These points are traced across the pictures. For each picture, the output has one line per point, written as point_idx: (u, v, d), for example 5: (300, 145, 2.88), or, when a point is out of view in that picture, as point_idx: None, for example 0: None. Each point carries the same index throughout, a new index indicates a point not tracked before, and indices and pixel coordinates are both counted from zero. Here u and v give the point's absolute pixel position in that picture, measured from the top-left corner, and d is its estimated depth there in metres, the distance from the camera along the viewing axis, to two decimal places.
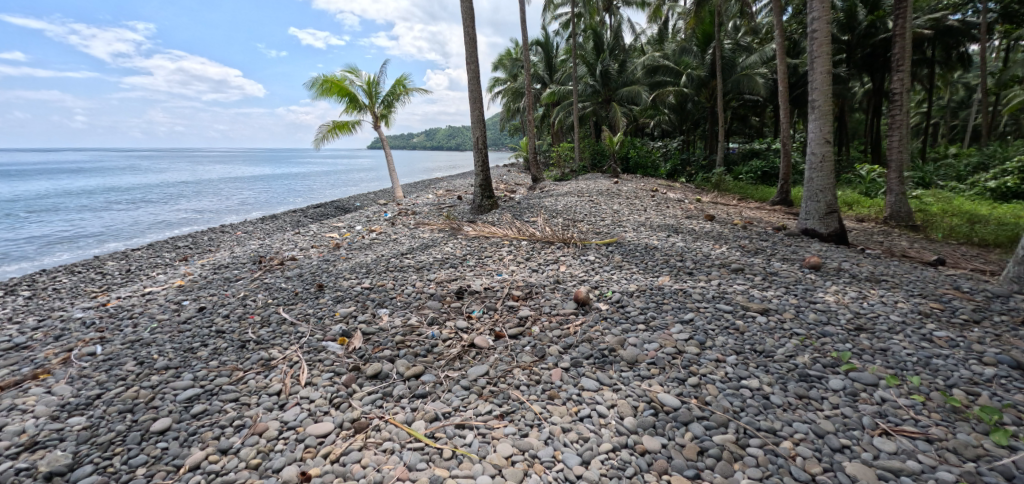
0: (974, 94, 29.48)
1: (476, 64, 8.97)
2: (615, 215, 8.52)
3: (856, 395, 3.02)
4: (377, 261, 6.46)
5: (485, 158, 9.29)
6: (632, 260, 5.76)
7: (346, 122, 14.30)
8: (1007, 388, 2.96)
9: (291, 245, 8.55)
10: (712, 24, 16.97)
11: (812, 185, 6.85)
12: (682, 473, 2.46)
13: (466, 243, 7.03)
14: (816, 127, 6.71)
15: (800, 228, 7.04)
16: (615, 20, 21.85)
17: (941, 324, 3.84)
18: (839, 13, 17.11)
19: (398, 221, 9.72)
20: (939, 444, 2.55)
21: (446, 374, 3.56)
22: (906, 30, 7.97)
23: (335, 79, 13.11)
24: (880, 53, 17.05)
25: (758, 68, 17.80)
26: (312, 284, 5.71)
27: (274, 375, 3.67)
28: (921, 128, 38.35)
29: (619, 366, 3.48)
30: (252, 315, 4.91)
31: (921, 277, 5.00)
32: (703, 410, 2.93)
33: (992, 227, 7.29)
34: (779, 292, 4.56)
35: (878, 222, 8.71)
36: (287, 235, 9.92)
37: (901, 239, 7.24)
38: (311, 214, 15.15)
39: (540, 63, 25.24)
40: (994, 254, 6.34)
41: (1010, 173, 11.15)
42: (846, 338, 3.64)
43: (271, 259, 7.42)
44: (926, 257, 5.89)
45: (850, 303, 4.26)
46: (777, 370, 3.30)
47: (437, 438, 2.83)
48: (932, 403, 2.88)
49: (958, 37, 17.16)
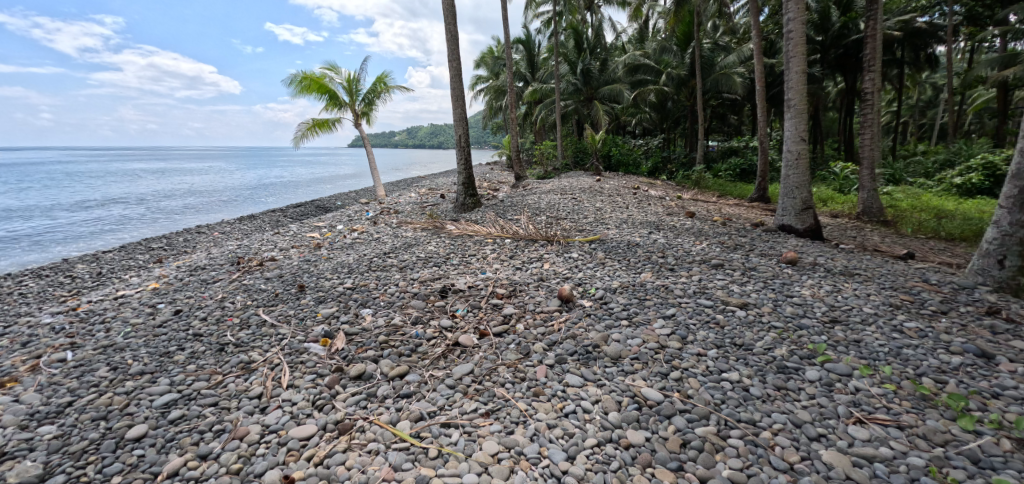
0: (938, 94, 30.79)
1: (457, 61, 8.89)
2: (598, 213, 8.58)
3: (831, 385, 3.11)
4: (360, 261, 6.39)
5: (468, 156, 9.24)
6: (615, 257, 5.79)
7: (326, 120, 14.07)
8: (972, 376, 3.11)
9: (271, 245, 8.40)
10: (690, 24, 16.99)
11: (788, 182, 6.99)
12: (665, 465, 2.51)
13: (449, 241, 6.98)
14: (792, 125, 6.87)
15: (778, 224, 7.20)
16: (597, 18, 21.97)
17: (911, 315, 3.99)
18: (813, 14, 17.54)
19: (380, 220, 9.61)
20: (910, 431, 2.66)
21: (431, 374, 3.54)
22: (877, 32, 8.18)
23: (313, 77, 12.81)
24: (852, 54, 17.59)
25: (736, 68, 18.06)
26: (292, 285, 5.61)
27: (254, 378, 3.60)
28: (893, 127, 39.58)
29: (603, 362, 3.51)
30: (231, 318, 4.79)
31: (892, 270, 5.18)
32: (685, 404, 2.98)
33: (958, 222, 7.60)
34: (758, 287, 4.65)
35: (851, 218, 8.96)
36: (266, 235, 9.75)
37: (873, 234, 7.47)
38: (291, 214, 14.92)
39: (522, 61, 25.09)
40: (960, 248, 6.58)
41: (973, 170, 11.56)
42: (821, 331, 3.74)
43: (250, 260, 7.26)
44: (897, 251, 6.07)
45: (825, 297, 4.37)
46: (756, 363, 3.37)
47: (423, 438, 2.82)
48: (903, 392, 2.99)
49: (925, 39, 17.75)
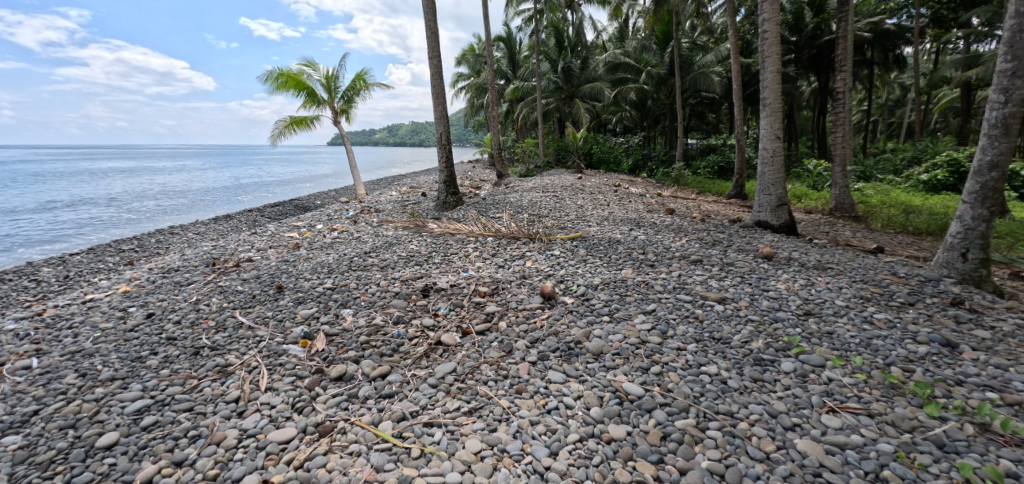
0: (906, 94, 31.92)
1: (438, 58, 8.83)
2: (579, 210, 8.64)
3: (805, 376, 3.20)
4: (340, 260, 6.30)
5: (449, 154, 9.20)
6: (597, 253, 5.85)
7: (305, 118, 13.81)
8: (937, 364, 3.25)
9: (248, 246, 8.21)
10: (669, 23, 17.21)
11: (764, 179, 7.15)
12: (646, 459, 2.55)
13: (431, 240, 6.94)
14: (768, 124, 7.03)
15: (754, 220, 7.37)
16: (578, 17, 22.07)
17: (880, 307, 4.14)
18: (787, 15, 17.98)
19: (361, 219, 9.50)
20: (880, 418, 2.76)
21: (414, 374, 3.51)
22: (848, 33, 8.42)
23: (289, 73, 12.54)
24: (825, 54, 18.10)
25: (714, 67, 18.39)
26: (270, 286, 5.49)
27: (231, 381, 3.52)
28: (863, 125, 40.89)
29: (585, 358, 3.54)
30: (206, 320, 4.66)
31: (863, 264, 5.36)
32: (665, 397, 3.03)
33: (925, 217, 7.90)
34: (735, 282, 4.76)
35: (824, 213, 9.22)
36: (242, 236, 9.51)
37: (845, 230, 7.71)
38: (269, 213, 14.61)
39: (503, 58, 25.04)
40: (926, 242, 6.84)
41: (939, 167, 12.02)
42: (796, 323, 3.85)
43: (226, 261, 7.08)
44: (868, 245, 6.27)
45: (799, 290, 4.50)
46: (734, 356, 3.45)
47: (405, 438, 2.80)
48: (873, 381, 3.09)
49: (893, 40, 18.39)
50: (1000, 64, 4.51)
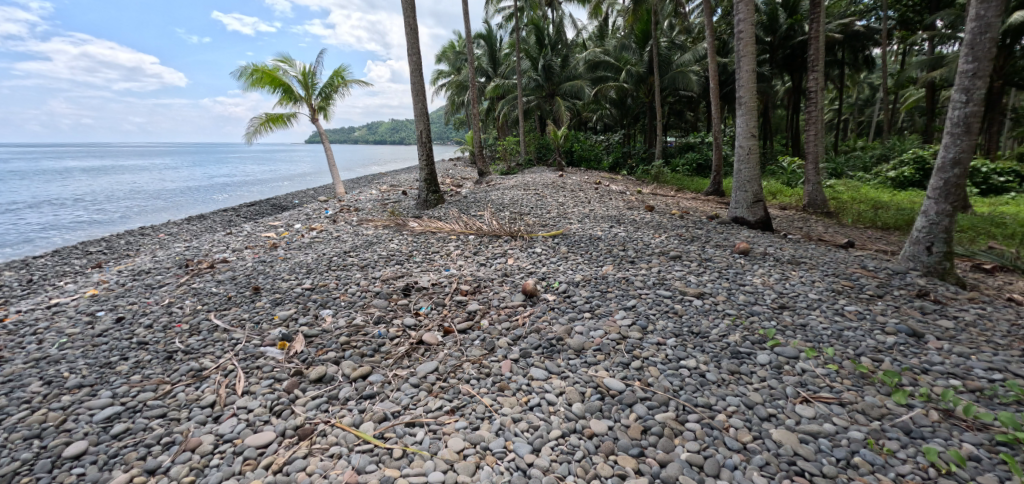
0: (875, 93, 33.01)
1: (417, 55, 8.74)
2: (561, 208, 8.68)
3: (780, 368, 3.28)
4: (319, 260, 6.19)
5: (429, 152, 9.12)
6: (578, 251, 5.88)
7: (281, 115, 13.50)
8: (904, 354, 3.37)
9: (223, 246, 7.99)
10: (648, 23, 17.39)
11: (741, 176, 7.30)
12: (627, 452, 2.58)
13: (412, 239, 6.88)
14: (743, 122, 7.18)
15: (731, 216, 7.52)
16: (558, 15, 22.11)
17: (851, 299, 4.28)
18: (762, 16, 18.39)
19: (340, 218, 9.35)
20: (851, 407, 2.85)
21: (395, 374, 3.48)
22: (820, 34, 8.65)
23: (264, 69, 12.23)
24: (798, 54, 18.56)
25: (692, 66, 18.69)
26: (247, 287, 5.36)
27: (206, 386, 3.42)
28: (835, 123, 42.13)
29: (566, 354, 3.56)
30: (180, 324, 4.52)
31: (834, 258, 5.53)
32: (645, 392, 3.07)
33: (892, 213, 8.19)
34: (713, 277, 4.85)
35: (798, 209, 9.47)
36: (216, 236, 9.27)
37: (817, 225, 7.93)
38: (245, 213, 14.24)
39: (483, 56, 24.92)
40: (894, 237, 7.09)
41: (905, 164, 12.48)
42: (771, 316, 3.96)
43: (200, 262, 6.88)
44: (839, 240, 6.47)
45: (774, 284, 4.62)
46: (712, 349, 3.52)
47: (387, 438, 2.77)
48: (844, 371, 3.20)
49: (863, 42, 19.00)
50: (962, 65, 4.70)
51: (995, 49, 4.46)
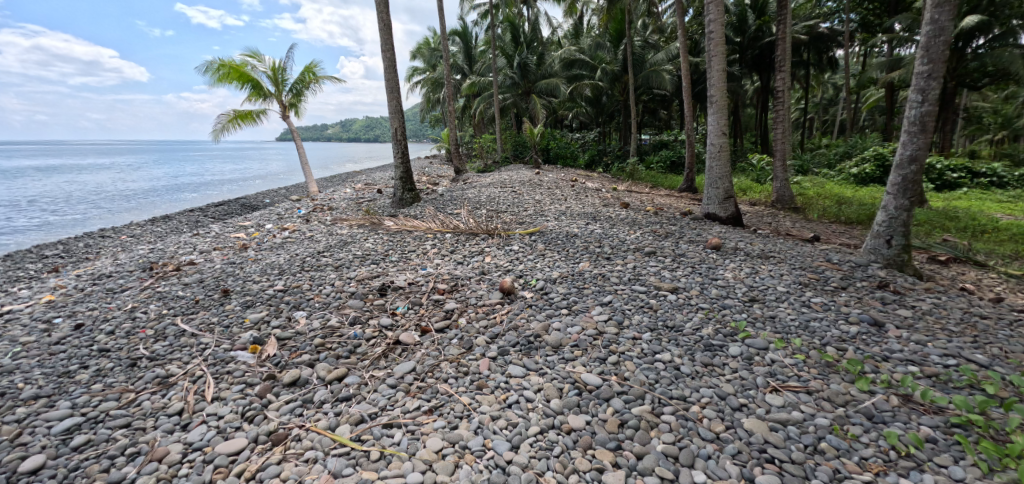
0: (838, 93, 34.37)
1: (391, 51, 8.61)
2: (537, 205, 8.72)
3: (750, 359, 3.38)
4: (292, 261, 6.04)
5: (405, 150, 9.01)
6: (555, 248, 5.92)
7: (250, 112, 13.09)
8: (867, 343, 3.53)
9: (190, 248, 7.69)
10: (622, 22, 17.62)
11: (712, 173, 7.48)
12: (605, 446, 2.62)
13: (388, 238, 6.79)
14: (714, 120, 7.36)
15: (704, 212, 7.71)
16: (533, 13, 22.14)
17: (817, 291, 4.44)
18: (732, 17, 18.88)
19: (313, 218, 9.14)
20: (817, 395, 2.96)
21: (372, 375, 3.43)
22: (787, 35, 8.93)
23: (231, 65, 11.82)
24: (766, 55, 19.14)
25: (665, 66, 19.02)
26: (215, 290, 5.18)
27: (174, 393, 3.29)
28: (801, 122, 43.63)
29: (544, 351, 3.59)
30: (144, 329, 4.33)
31: (801, 252, 5.73)
32: (622, 386, 3.12)
33: (855, 208, 8.54)
34: (686, 272, 4.96)
35: (767, 205, 9.78)
36: (182, 238, 8.93)
37: (785, 220, 8.21)
38: (214, 213, 13.76)
39: (459, 53, 24.74)
40: (856, 231, 7.40)
41: (867, 161, 13.03)
42: (742, 309, 4.07)
43: (165, 265, 6.61)
44: (806, 234, 6.71)
45: (745, 278, 4.76)
46: (686, 343, 3.60)
47: (364, 441, 2.73)
48: (811, 360, 3.32)
49: (827, 43, 19.72)
50: (918, 67, 4.93)
51: (948, 51, 4.70)
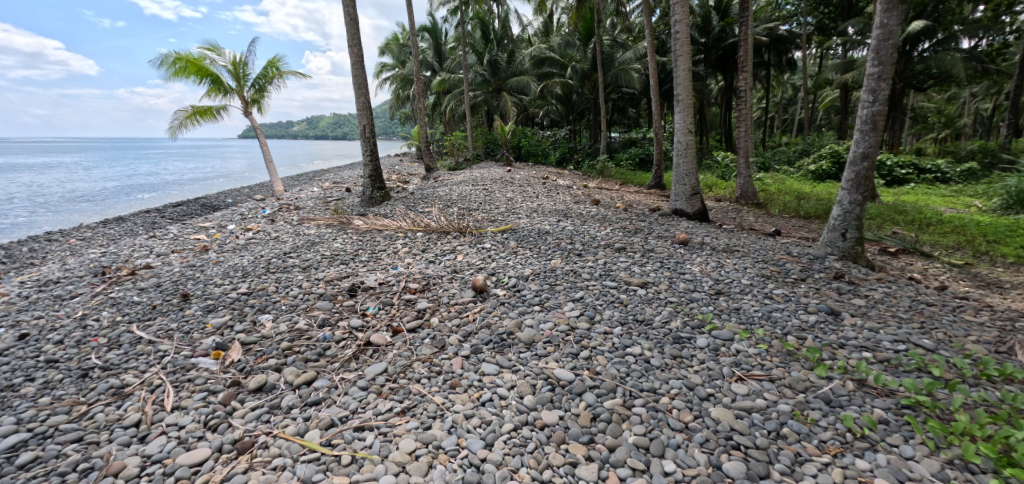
0: (797, 93, 35.88)
1: (358, 46, 8.42)
2: (509, 203, 8.72)
3: (717, 350, 3.50)
4: (256, 263, 5.83)
5: (373, 147, 8.84)
6: (527, 245, 5.95)
7: (210, 108, 12.54)
8: (824, 331, 3.71)
9: (146, 251, 7.32)
10: (591, 20, 17.82)
11: (679, 170, 7.67)
12: (578, 440, 2.65)
13: (357, 238, 6.66)
14: (681, 118, 7.55)
15: (672, 208, 7.90)
16: (503, 10, 22.10)
17: (778, 283, 4.63)
18: (697, 18, 19.40)
19: (278, 217, 8.86)
20: (779, 382, 3.09)
21: (342, 377, 3.36)
22: (748, 37, 9.24)
23: (188, 58, 11.27)
24: (729, 55, 19.77)
25: (633, 64, 19.36)
26: (174, 295, 4.94)
27: (130, 404, 3.13)
28: (763, 120, 45.29)
29: (517, 348, 3.60)
30: (96, 338, 4.09)
31: (763, 246, 5.96)
32: (594, 380, 3.17)
33: (813, 203, 8.94)
34: (655, 267, 5.08)
35: (732, 201, 10.11)
36: (137, 240, 8.47)
37: (749, 215, 8.51)
38: (172, 214, 13.14)
39: (428, 49, 24.43)
40: (814, 225, 7.75)
41: (823, 158, 13.67)
42: (708, 302, 4.20)
43: (118, 269, 6.26)
44: (768, 229, 6.97)
45: (711, 272, 4.91)
46: (655, 336, 3.69)
47: (335, 445, 2.67)
48: (773, 349, 3.46)
49: (786, 45, 20.52)
50: (869, 69, 5.19)
51: (896, 54, 4.97)
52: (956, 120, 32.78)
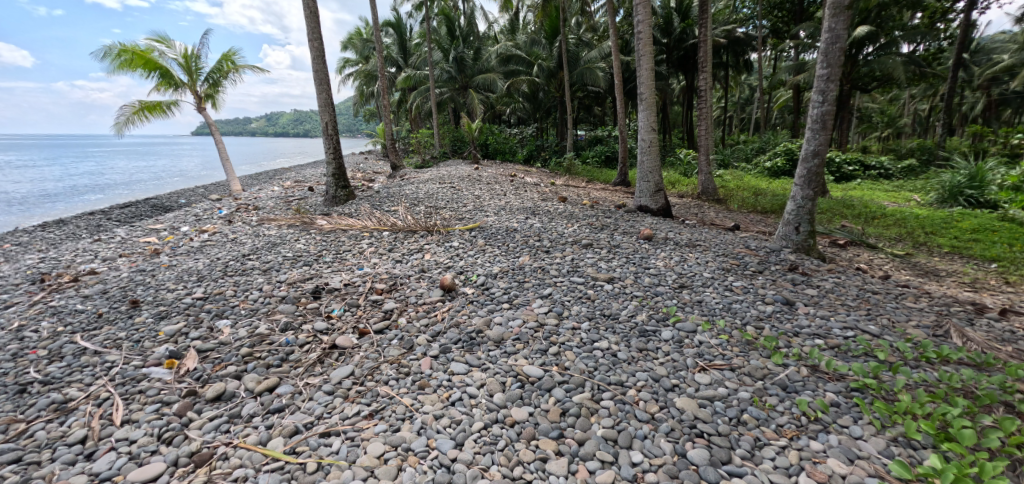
0: (753, 93, 37.44)
1: (318, 40, 8.16)
2: (477, 201, 8.70)
3: (680, 341, 3.61)
4: (212, 266, 5.57)
5: (336, 145, 8.60)
6: (495, 243, 5.95)
7: (159, 103, 11.87)
8: (780, 320, 3.89)
9: (89, 256, 6.85)
10: (556, 19, 17.97)
11: (644, 167, 7.85)
12: (547, 436, 2.68)
13: (320, 238, 6.47)
14: (645, 117, 7.73)
15: (637, 205, 8.08)
16: (469, 7, 21.94)
17: (738, 276, 4.83)
18: (659, 19, 19.88)
19: (236, 218, 8.49)
20: (739, 371, 3.22)
21: (306, 382, 3.26)
22: (708, 38, 9.55)
23: (134, 50, 10.59)
24: (690, 56, 20.39)
25: (598, 63, 19.65)
26: (123, 302, 4.65)
27: (74, 420, 2.93)
28: (722, 119, 46.93)
29: (486, 346, 3.59)
30: (34, 350, 3.80)
31: (723, 240, 6.19)
32: (563, 375, 3.20)
33: (769, 198, 9.36)
34: (621, 262, 5.19)
35: (694, 197, 10.44)
36: (80, 244, 7.93)
37: (710, 211, 8.82)
38: (119, 216, 12.36)
39: (393, 45, 23.95)
40: (770, 220, 8.12)
41: (778, 156, 14.33)
42: (672, 295, 4.33)
43: (59, 276, 5.83)
44: (727, 224, 7.25)
45: (674, 266, 5.06)
46: (622, 330, 3.77)
47: (300, 453, 2.59)
48: (734, 339, 3.60)
49: (743, 47, 21.34)
50: (818, 71, 5.46)
51: (843, 57, 5.25)
52: (897, 119, 35.00)
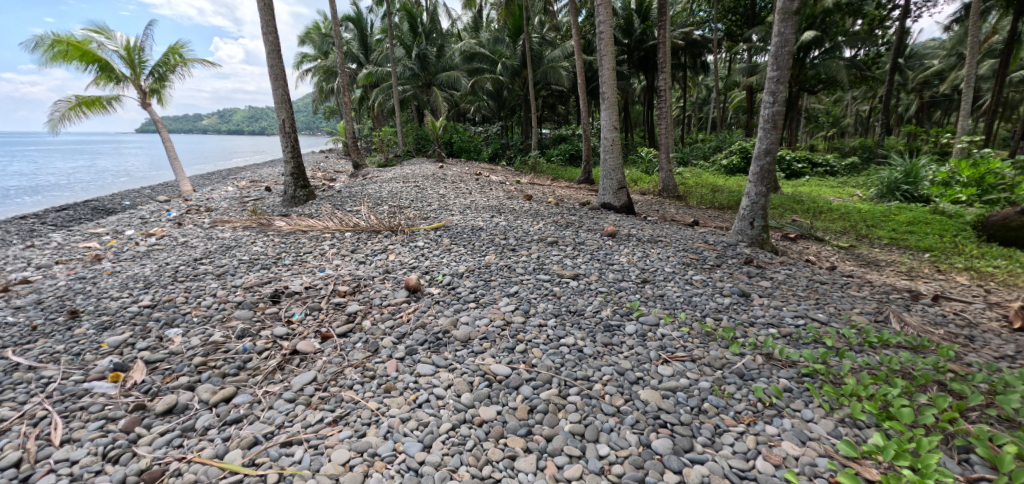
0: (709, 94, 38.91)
1: (273, 34, 7.84)
2: (442, 200, 8.62)
3: (644, 335, 3.71)
4: (160, 271, 5.26)
5: (294, 143, 8.30)
6: (461, 242, 5.91)
7: (98, 99, 11.06)
8: (737, 311, 4.07)
9: (19, 263, 6.31)
10: (520, 18, 18.03)
11: (607, 165, 8.01)
12: (516, 433, 2.69)
13: (278, 240, 6.23)
14: (607, 116, 7.88)
15: (601, 202, 8.24)
16: (432, 3, 21.67)
17: (697, 270, 5.01)
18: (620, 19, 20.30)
19: (186, 220, 8.05)
20: (699, 361, 3.35)
21: (266, 391, 3.14)
22: (666, 39, 9.85)
23: (69, 41, 9.84)
24: (650, 57, 20.96)
25: (561, 62, 19.87)
26: (59, 312, 4.32)
27: (4, 442, 2.69)
28: (681, 119, 48.55)
29: (454, 346, 3.57)
30: None
31: (683, 235, 6.41)
32: (530, 372, 3.23)
33: (726, 195, 9.76)
34: (586, 259, 5.28)
35: (655, 194, 10.75)
36: (8, 251, 7.30)
37: (670, 208, 9.11)
38: (54, 220, 11.46)
39: (353, 40, 23.33)
40: (727, 215, 8.48)
41: (734, 154, 14.97)
42: (635, 290, 4.45)
43: None
44: (687, 220, 7.51)
45: (637, 262, 5.20)
46: (587, 325, 3.84)
47: (260, 464, 2.49)
48: (694, 331, 3.74)
49: (699, 49, 22.14)
50: (769, 73, 5.74)
51: (791, 60, 5.54)
52: (840, 120, 37.30)
